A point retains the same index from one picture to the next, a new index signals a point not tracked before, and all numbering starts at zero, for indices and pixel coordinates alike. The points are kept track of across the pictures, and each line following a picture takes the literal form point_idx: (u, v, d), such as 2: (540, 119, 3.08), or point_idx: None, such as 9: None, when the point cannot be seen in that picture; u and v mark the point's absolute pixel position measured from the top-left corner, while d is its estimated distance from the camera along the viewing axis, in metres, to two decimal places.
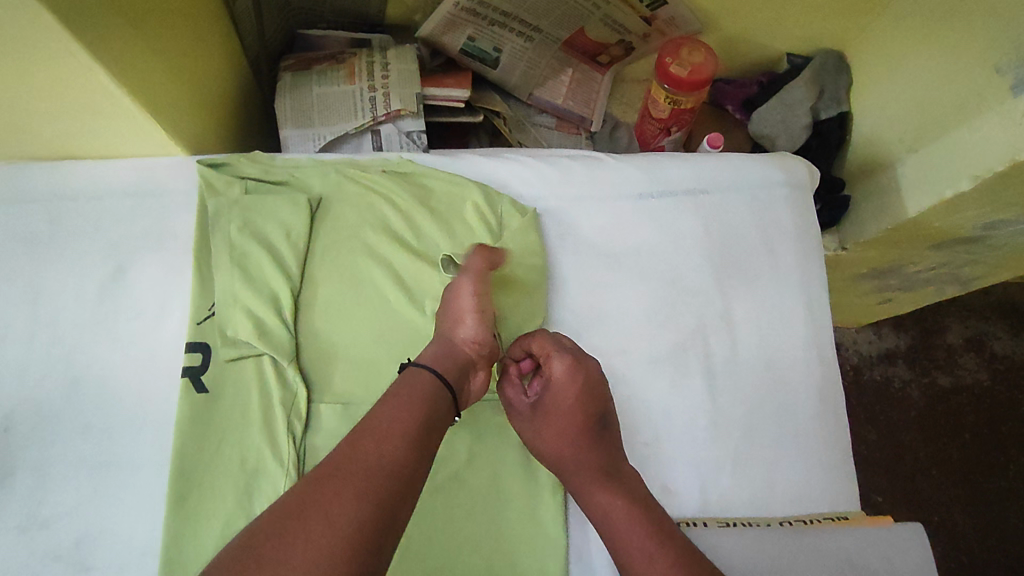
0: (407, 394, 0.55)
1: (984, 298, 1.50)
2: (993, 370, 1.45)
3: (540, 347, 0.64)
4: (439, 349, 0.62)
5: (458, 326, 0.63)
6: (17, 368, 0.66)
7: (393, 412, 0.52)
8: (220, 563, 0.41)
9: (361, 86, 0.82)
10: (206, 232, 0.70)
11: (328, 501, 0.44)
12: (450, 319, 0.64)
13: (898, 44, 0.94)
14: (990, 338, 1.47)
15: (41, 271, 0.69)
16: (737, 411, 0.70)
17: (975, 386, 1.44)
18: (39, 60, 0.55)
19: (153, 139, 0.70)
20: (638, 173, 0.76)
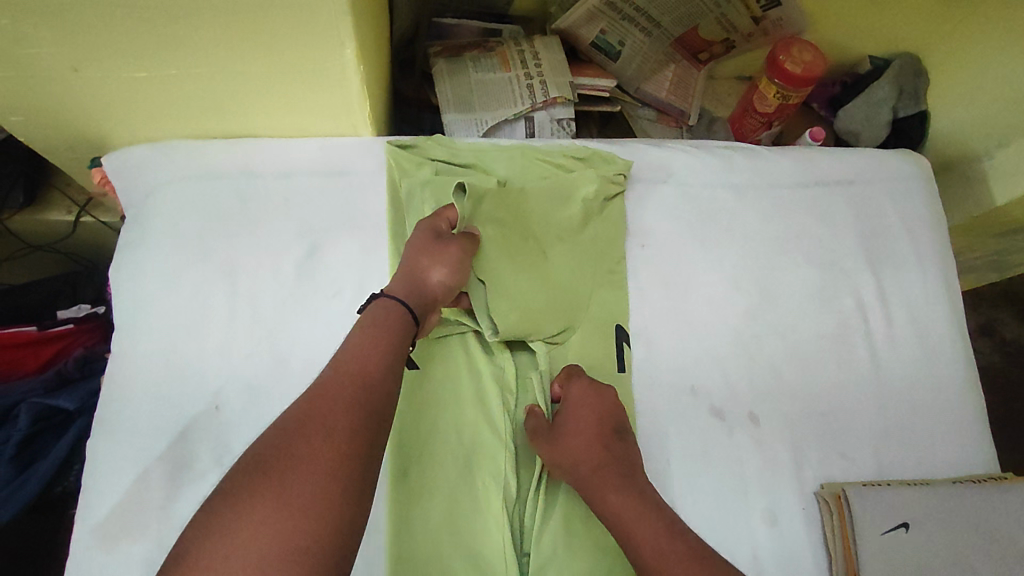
0: (373, 331, 0.56)
1: (990, 288, 1.60)
2: (1005, 354, 1.54)
3: (562, 377, 0.66)
4: (409, 285, 0.62)
5: (430, 268, 0.63)
6: (220, 345, 0.65)
7: (362, 356, 0.53)
8: (234, 477, 0.45)
9: (518, 74, 0.85)
10: (399, 212, 0.71)
11: (306, 441, 0.46)
12: (423, 260, 0.63)
13: (974, 55, 1.02)
14: (999, 325, 1.56)
15: (236, 249, 0.68)
16: (897, 380, 0.75)
17: (989, 369, 1.53)
18: (300, 29, 0.56)
19: (348, 121, 0.72)
20: (792, 164, 0.82)
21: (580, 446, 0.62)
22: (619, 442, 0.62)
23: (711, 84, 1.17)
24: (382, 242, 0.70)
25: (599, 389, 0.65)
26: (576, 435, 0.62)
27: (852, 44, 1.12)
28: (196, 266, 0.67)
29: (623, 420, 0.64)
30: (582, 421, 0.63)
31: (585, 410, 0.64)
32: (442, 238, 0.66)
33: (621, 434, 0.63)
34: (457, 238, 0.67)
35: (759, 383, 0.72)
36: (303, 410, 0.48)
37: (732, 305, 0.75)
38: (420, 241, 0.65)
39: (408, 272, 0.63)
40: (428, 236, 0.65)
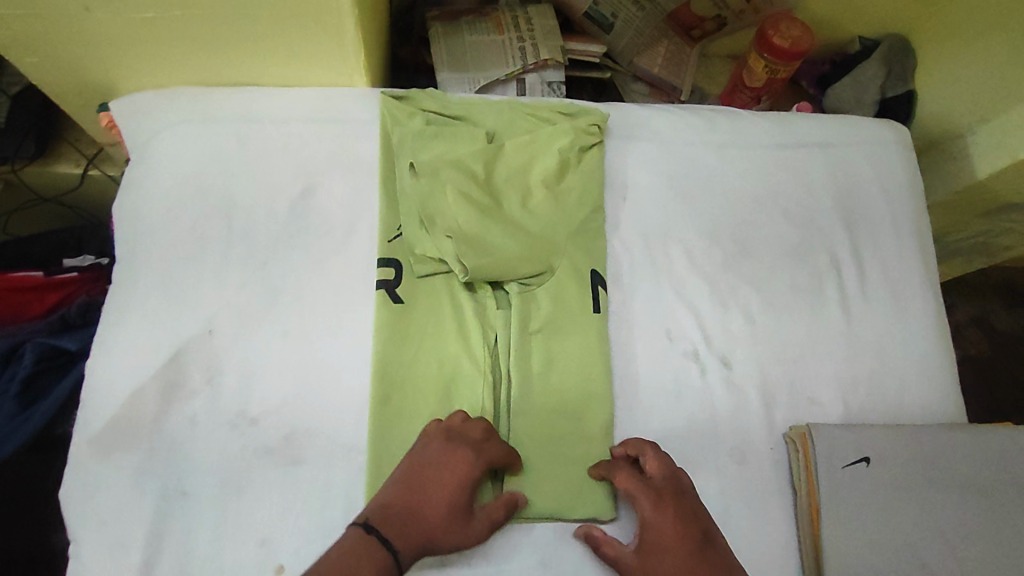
0: (373, 572, 0.52)
1: (984, 280, 1.61)
2: (996, 344, 1.55)
3: (630, 477, 0.64)
4: (410, 521, 0.56)
5: (446, 486, 0.59)
6: (216, 275, 0.68)
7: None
8: None
9: (511, 37, 0.88)
10: (390, 158, 0.75)
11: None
12: (436, 478, 0.59)
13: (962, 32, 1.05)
14: (990, 314, 1.57)
15: (233, 187, 0.72)
16: (869, 334, 0.77)
17: (981, 358, 1.53)
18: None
19: (343, 69, 0.75)
20: (773, 126, 0.84)
21: (673, 556, 0.60)
22: (707, 547, 0.60)
23: (703, 62, 1.20)
24: (373, 187, 0.74)
25: (675, 481, 0.64)
26: (666, 554, 0.60)
27: (843, 23, 1.14)
28: (195, 203, 0.71)
29: (710, 528, 0.62)
30: (666, 539, 0.60)
31: (666, 523, 0.61)
32: (464, 446, 0.61)
33: (708, 539, 0.61)
34: (471, 428, 0.63)
35: (732, 330, 0.75)
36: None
37: (709, 258, 0.78)
38: (425, 468, 0.60)
39: (413, 506, 0.57)
40: (441, 463, 0.60)
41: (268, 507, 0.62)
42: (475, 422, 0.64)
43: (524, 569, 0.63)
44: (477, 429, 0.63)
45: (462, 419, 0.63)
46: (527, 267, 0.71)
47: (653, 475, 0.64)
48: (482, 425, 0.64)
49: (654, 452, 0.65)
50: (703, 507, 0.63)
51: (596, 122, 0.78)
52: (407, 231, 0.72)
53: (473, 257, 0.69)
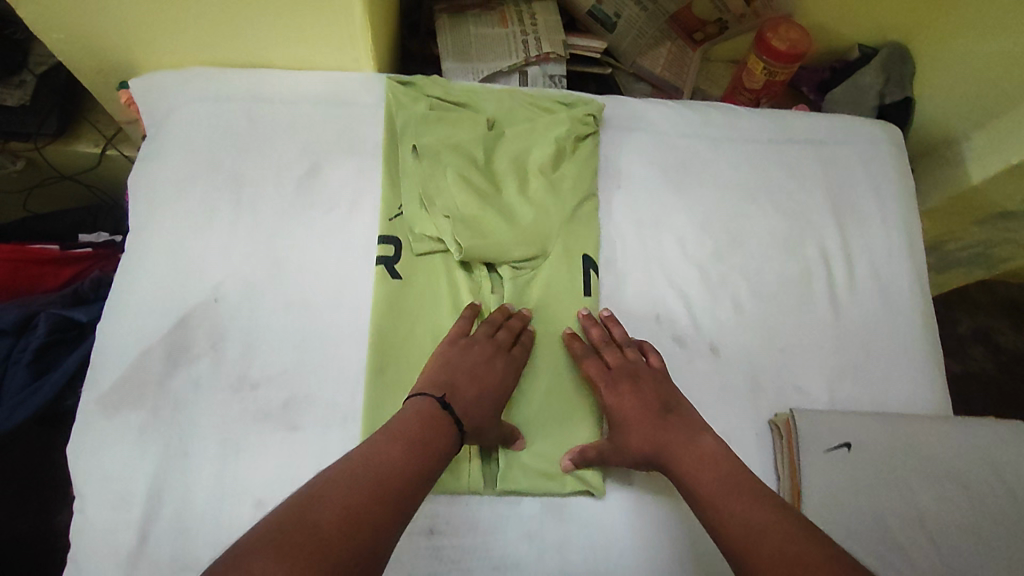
0: (443, 444, 0.57)
1: (987, 295, 1.61)
2: (999, 360, 1.54)
3: (594, 363, 0.69)
4: (472, 406, 0.62)
5: (495, 384, 0.65)
6: (223, 246, 0.71)
7: (433, 448, 0.56)
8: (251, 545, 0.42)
9: (514, 30, 0.91)
10: (394, 141, 0.77)
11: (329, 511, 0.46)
12: (479, 378, 0.64)
13: (952, 43, 1.08)
14: (993, 330, 1.58)
15: (243, 163, 0.75)
16: (858, 326, 0.79)
17: (983, 373, 1.53)
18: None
19: (352, 51, 0.78)
20: (766, 123, 0.87)
21: (634, 427, 0.63)
22: (671, 413, 0.64)
23: (706, 66, 1.23)
24: (377, 166, 0.77)
25: (634, 364, 0.68)
26: (628, 424, 0.64)
27: (841, 30, 1.17)
28: (206, 176, 0.73)
29: (673, 402, 0.65)
30: (626, 411, 0.65)
31: (627, 400, 0.65)
32: (499, 350, 0.66)
33: (671, 410, 0.64)
34: (503, 335, 0.68)
35: (722, 317, 0.77)
36: (352, 487, 0.49)
37: (701, 247, 0.80)
38: (473, 363, 0.64)
39: (470, 391, 0.62)
40: (485, 360, 0.65)
41: (264, 470, 0.63)
42: (508, 326, 0.69)
43: (510, 540, 0.64)
44: (511, 335, 0.68)
45: (494, 326, 0.68)
46: (522, 249, 0.73)
47: (614, 359, 0.68)
48: (519, 321, 0.70)
49: (608, 340, 0.70)
50: (668, 384, 0.67)
51: (592, 112, 0.81)
52: (408, 210, 0.74)
53: (471, 236, 0.72)
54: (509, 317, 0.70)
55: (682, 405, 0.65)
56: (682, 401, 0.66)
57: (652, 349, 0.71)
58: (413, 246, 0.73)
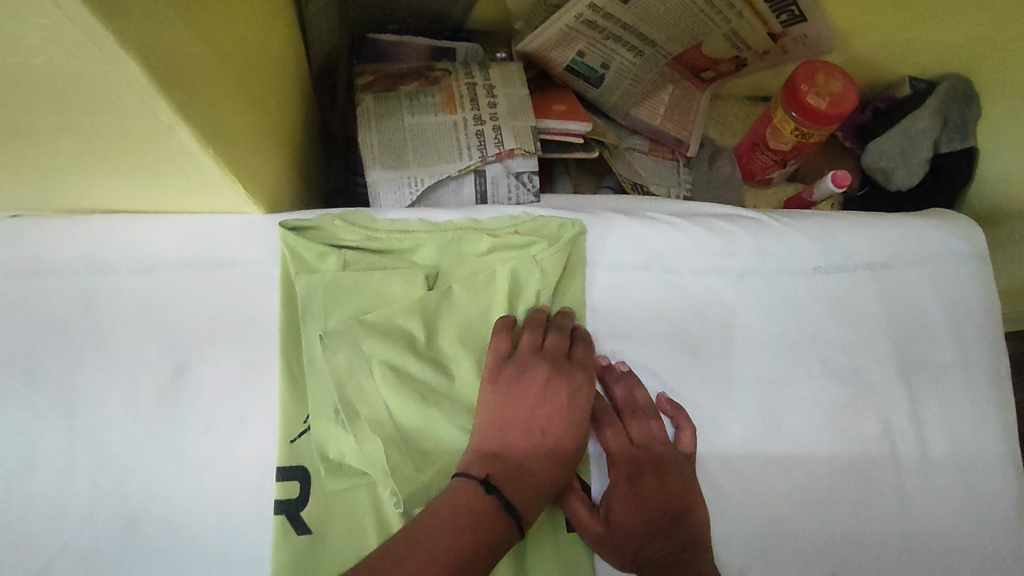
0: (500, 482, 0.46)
1: None
2: None
3: (608, 430, 0.56)
4: (527, 471, 0.48)
5: (547, 455, 0.49)
6: (53, 505, 0.50)
7: (490, 481, 0.46)
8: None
9: (465, 116, 0.68)
10: (295, 318, 0.55)
11: (410, 564, 0.40)
12: (538, 404, 0.50)
13: None
14: None
15: (76, 372, 0.52)
16: (929, 529, 0.60)
17: None
18: (82, 102, 0.37)
19: (226, 199, 0.53)
20: (809, 242, 0.64)
21: (635, 523, 0.53)
22: (677, 519, 0.53)
23: (715, 105, 0.98)
24: (274, 358, 0.55)
25: (660, 448, 0.56)
26: (629, 518, 0.53)
27: (893, 63, 0.91)
28: (24, 396, 0.52)
29: (687, 503, 0.54)
30: (631, 502, 0.53)
31: (638, 486, 0.54)
32: (561, 360, 0.53)
33: (680, 514, 0.53)
34: (554, 343, 0.54)
35: (754, 535, 0.57)
36: (438, 548, 0.42)
37: (727, 434, 0.59)
38: (528, 412, 0.50)
39: (529, 446, 0.49)
40: (548, 414, 0.50)
41: None
42: (548, 339, 0.54)
43: None
44: (564, 337, 0.55)
45: (542, 334, 0.54)
46: None
47: (643, 424, 0.57)
48: (559, 324, 0.56)
49: (641, 397, 0.57)
50: (691, 477, 0.56)
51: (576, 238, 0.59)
52: (316, 425, 0.53)
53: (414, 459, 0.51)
54: (549, 321, 0.56)
55: (694, 504, 0.54)
56: (695, 495, 0.55)
57: (686, 421, 0.57)
58: (326, 483, 0.51)
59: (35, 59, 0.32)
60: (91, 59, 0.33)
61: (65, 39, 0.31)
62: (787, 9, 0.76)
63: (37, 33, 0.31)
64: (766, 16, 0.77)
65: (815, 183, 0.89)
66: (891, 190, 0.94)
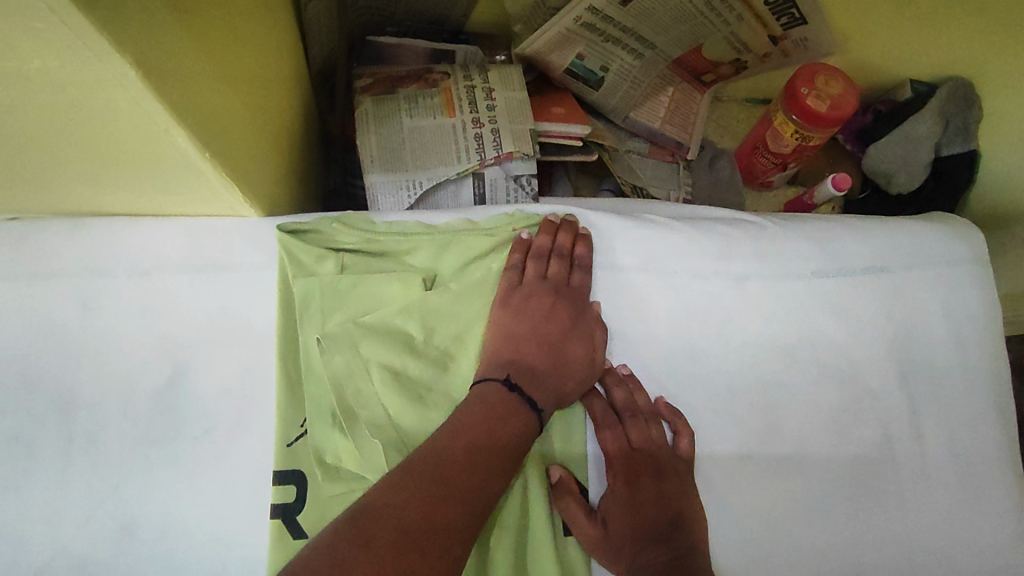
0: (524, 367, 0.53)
1: None
2: None
3: (608, 433, 0.56)
4: (546, 380, 0.53)
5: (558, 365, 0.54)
6: (49, 509, 0.50)
7: (514, 363, 0.53)
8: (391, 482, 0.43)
9: (464, 119, 0.68)
10: (292, 321, 0.55)
11: (454, 448, 0.46)
12: (552, 298, 0.56)
13: None
14: None
15: (74, 375, 0.52)
16: (930, 534, 0.60)
17: None
18: (78, 105, 0.37)
19: (223, 202, 0.53)
20: (808, 245, 0.64)
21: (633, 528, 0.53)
22: (676, 523, 0.53)
23: (715, 107, 0.97)
24: (271, 361, 0.54)
25: (659, 454, 0.55)
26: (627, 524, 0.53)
27: (893, 66, 0.90)
28: (21, 399, 0.52)
29: (685, 510, 0.54)
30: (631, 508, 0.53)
31: (637, 492, 0.54)
32: (565, 257, 0.58)
33: (678, 521, 0.53)
34: (559, 267, 0.57)
35: (753, 541, 0.57)
36: (477, 431, 0.47)
37: (726, 438, 0.59)
38: (537, 328, 0.54)
39: (542, 360, 0.54)
40: (556, 327, 0.55)
41: None
42: (553, 261, 0.58)
43: None
44: (567, 263, 0.58)
45: (546, 260, 0.58)
46: None
47: (642, 428, 0.56)
48: (568, 228, 0.60)
49: (641, 401, 0.57)
50: (689, 483, 0.55)
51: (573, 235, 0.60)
52: (313, 428, 0.52)
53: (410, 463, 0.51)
54: (560, 225, 0.60)
55: (692, 511, 0.54)
56: (694, 501, 0.55)
57: (685, 427, 0.57)
58: (323, 487, 0.51)
59: (30, 63, 0.32)
60: (85, 63, 0.33)
61: (60, 44, 0.31)
62: (786, 11, 0.76)
63: (32, 38, 0.31)
64: (766, 19, 0.77)
65: (815, 186, 0.89)
66: (892, 193, 0.94)
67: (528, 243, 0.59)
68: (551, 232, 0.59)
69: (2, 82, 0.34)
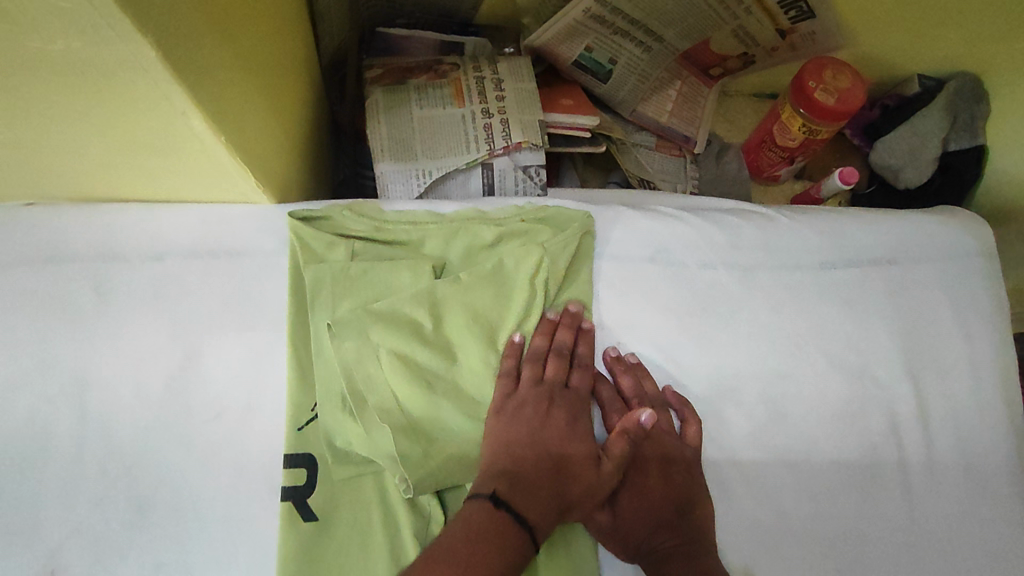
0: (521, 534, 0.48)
1: None
2: None
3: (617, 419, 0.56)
4: (541, 485, 0.50)
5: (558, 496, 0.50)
6: (64, 489, 0.51)
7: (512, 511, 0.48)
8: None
9: (473, 109, 0.68)
10: (304, 307, 0.55)
11: (447, 557, 0.44)
12: (551, 436, 0.52)
13: None
14: None
15: (88, 358, 0.53)
16: (935, 525, 0.60)
17: None
18: (99, 87, 0.37)
19: (236, 188, 0.54)
20: (816, 237, 0.64)
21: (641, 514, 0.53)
22: (682, 511, 0.53)
23: (723, 102, 0.98)
24: (282, 346, 0.55)
25: (667, 441, 0.56)
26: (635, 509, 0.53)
27: (902, 62, 0.91)
28: (37, 382, 0.52)
29: (693, 495, 0.54)
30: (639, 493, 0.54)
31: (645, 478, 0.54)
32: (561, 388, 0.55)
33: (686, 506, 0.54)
34: (555, 369, 0.55)
35: (760, 529, 0.57)
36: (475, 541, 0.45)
37: (734, 428, 0.59)
38: (533, 431, 0.52)
39: (541, 459, 0.51)
40: (554, 431, 0.52)
41: None
42: (549, 361, 0.55)
43: None
44: (565, 360, 0.56)
45: (543, 361, 0.55)
46: None
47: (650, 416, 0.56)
48: (568, 322, 0.57)
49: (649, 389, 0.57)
50: (697, 470, 0.56)
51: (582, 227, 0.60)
52: (323, 412, 0.53)
53: (420, 445, 0.51)
54: (558, 322, 0.57)
55: (699, 497, 0.55)
56: (701, 488, 0.55)
57: (692, 414, 0.58)
58: (334, 469, 0.52)
59: (54, 44, 0.33)
60: (108, 45, 0.33)
61: (84, 25, 0.32)
62: (794, 5, 0.76)
63: (57, 18, 0.31)
64: (774, 13, 0.77)
65: (822, 180, 0.89)
66: (899, 188, 0.94)
67: (520, 345, 0.56)
68: (549, 328, 0.57)
69: (25, 61, 0.34)
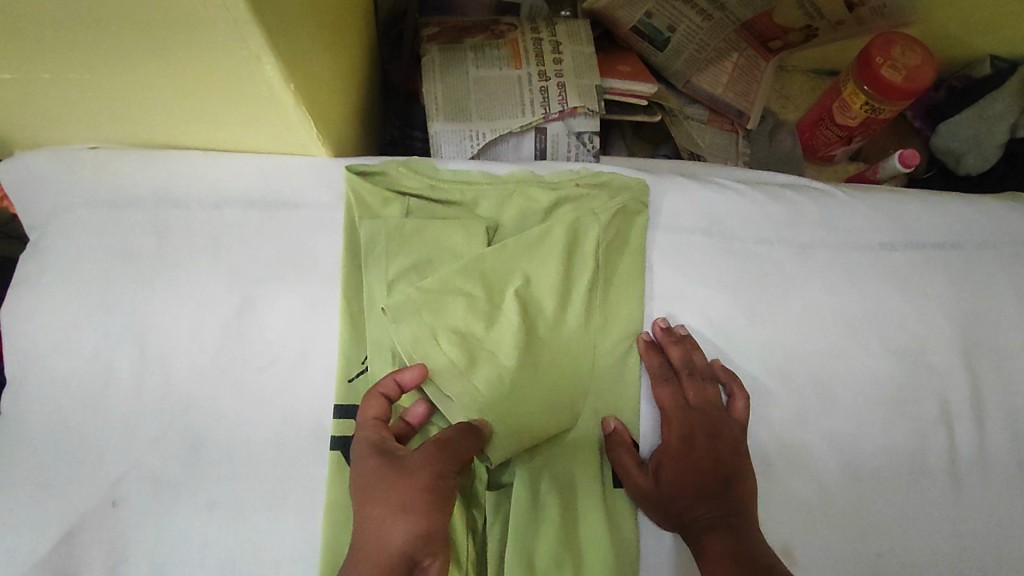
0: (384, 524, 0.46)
1: None
2: None
3: (665, 389, 0.56)
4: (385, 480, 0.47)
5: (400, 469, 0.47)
6: (124, 425, 0.52)
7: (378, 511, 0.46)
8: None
9: (530, 71, 0.67)
10: (358, 261, 0.56)
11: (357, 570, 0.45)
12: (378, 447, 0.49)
13: None
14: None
15: (149, 300, 0.54)
16: (985, 517, 0.58)
17: None
18: (175, 24, 0.37)
19: (296, 138, 0.54)
20: (876, 217, 0.63)
21: (685, 482, 0.52)
22: (728, 482, 0.52)
23: (779, 77, 0.94)
24: (335, 299, 0.56)
25: (716, 414, 0.55)
26: (680, 477, 0.53)
27: (971, 40, 0.87)
28: (100, 319, 0.54)
29: (739, 470, 0.53)
30: (684, 461, 0.53)
31: (691, 447, 0.54)
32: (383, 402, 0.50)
33: (733, 479, 0.53)
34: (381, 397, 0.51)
35: (803, 509, 0.56)
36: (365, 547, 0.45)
37: (781, 405, 0.58)
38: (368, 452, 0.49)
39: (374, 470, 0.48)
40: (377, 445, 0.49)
41: None
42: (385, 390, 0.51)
43: None
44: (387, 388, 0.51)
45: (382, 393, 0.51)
46: (541, 421, 0.53)
47: (697, 389, 0.56)
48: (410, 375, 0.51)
49: (701, 359, 0.57)
50: (744, 446, 0.55)
51: (636, 197, 0.59)
52: (374, 366, 0.54)
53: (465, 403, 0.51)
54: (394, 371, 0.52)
55: (746, 471, 0.54)
56: (747, 464, 0.54)
57: (741, 388, 0.57)
58: None
59: None
60: None
61: None
62: None
63: None
64: None
65: (881, 163, 0.86)
66: (959, 174, 0.90)
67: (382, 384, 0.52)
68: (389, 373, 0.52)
69: None
